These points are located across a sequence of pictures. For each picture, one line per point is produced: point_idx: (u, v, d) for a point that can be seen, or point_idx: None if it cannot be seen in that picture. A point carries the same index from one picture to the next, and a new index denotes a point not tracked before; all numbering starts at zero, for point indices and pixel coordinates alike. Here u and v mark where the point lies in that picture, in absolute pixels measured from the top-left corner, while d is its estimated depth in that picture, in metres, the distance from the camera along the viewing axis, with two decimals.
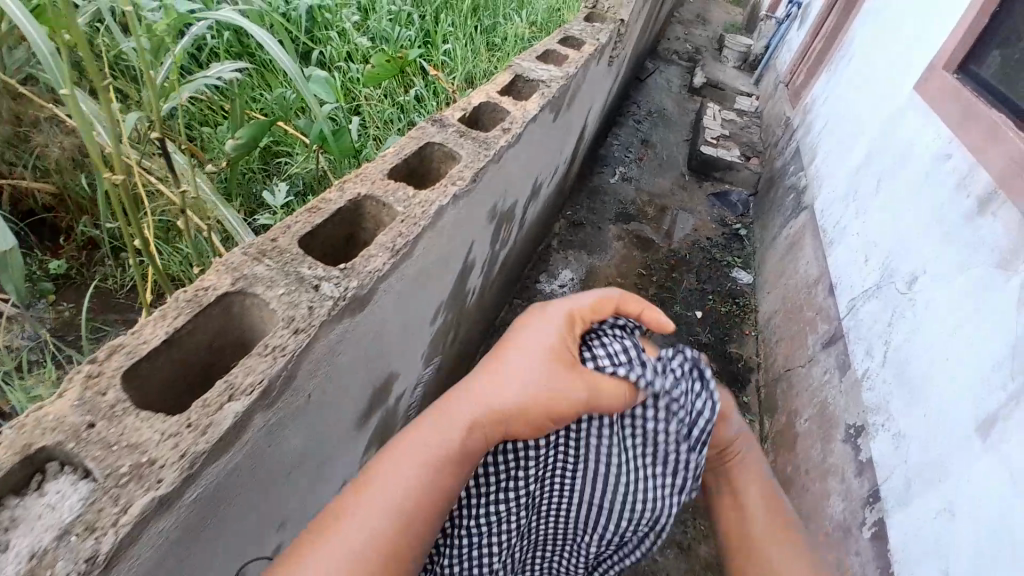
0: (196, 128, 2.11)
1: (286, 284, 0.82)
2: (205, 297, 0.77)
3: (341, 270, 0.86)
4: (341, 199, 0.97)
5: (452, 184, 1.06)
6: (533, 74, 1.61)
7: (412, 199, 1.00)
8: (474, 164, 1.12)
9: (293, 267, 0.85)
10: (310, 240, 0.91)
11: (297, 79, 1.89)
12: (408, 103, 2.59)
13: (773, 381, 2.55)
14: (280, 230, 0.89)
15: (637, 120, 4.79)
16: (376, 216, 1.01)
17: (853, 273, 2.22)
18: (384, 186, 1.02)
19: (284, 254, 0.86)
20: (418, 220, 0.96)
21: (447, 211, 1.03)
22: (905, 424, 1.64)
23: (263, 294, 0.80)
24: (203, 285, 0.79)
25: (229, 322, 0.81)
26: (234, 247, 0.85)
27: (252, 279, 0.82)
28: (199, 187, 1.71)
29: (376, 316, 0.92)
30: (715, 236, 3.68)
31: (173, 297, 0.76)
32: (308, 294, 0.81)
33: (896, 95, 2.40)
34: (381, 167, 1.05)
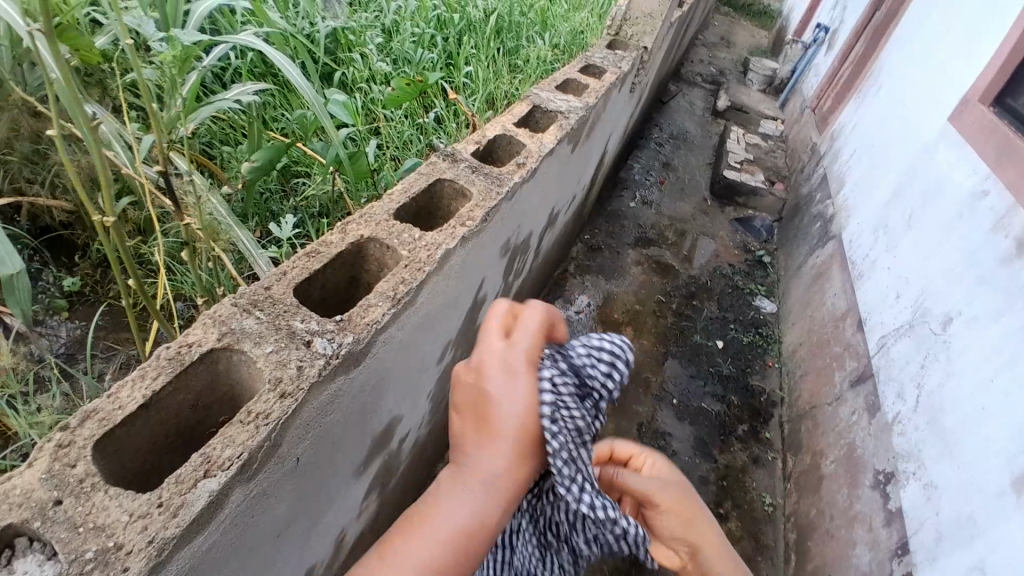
0: (216, 147, 2.10)
1: (275, 340, 0.78)
2: (188, 357, 0.73)
3: (336, 326, 0.82)
4: (342, 242, 0.93)
5: (462, 225, 1.02)
6: (552, 105, 1.57)
7: (418, 241, 0.96)
8: (485, 203, 1.08)
9: (284, 320, 0.81)
10: (308, 287, 0.88)
11: (314, 104, 1.87)
12: (428, 126, 2.59)
13: (798, 418, 2.43)
14: (276, 277, 0.85)
15: (659, 142, 4.73)
16: (379, 258, 0.97)
17: (884, 309, 2.10)
18: (390, 227, 0.98)
19: (278, 305, 0.82)
20: (422, 266, 0.92)
21: (454, 254, 0.99)
22: (937, 473, 1.48)
23: (249, 351, 0.76)
24: (191, 340, 0.75)
25: (215, 378, 0.77)
26: (225, 296, 0.81)
27: (239, 333, 0.78)
28: (215, 211, 1.68)
29: (373, 367, 0.87)
30: (737, 262, 3.59)
31: (155, 354, 0.72)
32: (298, 352, 0.77)
33: (929, 125, 2.31)
34: (388, 207, 1.00)
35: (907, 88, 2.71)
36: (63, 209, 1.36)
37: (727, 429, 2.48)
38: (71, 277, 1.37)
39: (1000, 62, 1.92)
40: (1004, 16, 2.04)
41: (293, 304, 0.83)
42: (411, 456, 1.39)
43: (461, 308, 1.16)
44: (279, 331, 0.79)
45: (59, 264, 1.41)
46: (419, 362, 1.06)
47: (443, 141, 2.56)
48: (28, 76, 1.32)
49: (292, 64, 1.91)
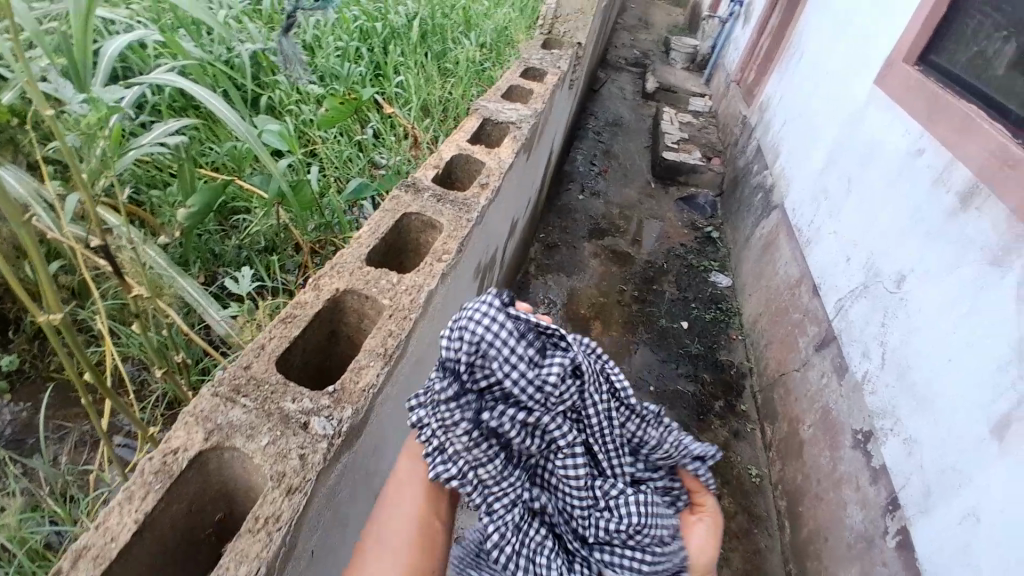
0: (144, 192, 1.95)
1: (269, 429, 0.74)
2: (176, 465, 0.68)
3: (331, 399, 0.79)
4: (318, 300, 0.91)
5: (438, 260, 1.03)
6: (501, 116, 1.54)
7: (397, 287, 0.96)
8: (457, 232, 1.09)
9: (274, 403, 0.77)
10: (289, 355, 0.85)
11: (247, 138, 1.77)
12: (367, 141, 2.51)
13: (769, 386, 2.50)
14: (253, 353, 0.82)
15: (597, 131, 4.79)
16: (359, 309, 0.95)
17: (836, 272, 2.18)
18: (364, 275, 0.97)
19: (263, 387, 0.78)
20: (407, 312, 0.92)
21: (436, 292, 0.99)
22: (914, 428, 1.55)
23: (242, 447, 0.72)
24: (175, 445, 0.70)
25: (206, 480, 0.73)
26: (203, 385, 0.76)
27: (229, 427, 0.73)
28: (152, 259, 1.56)
29: (370, 427, 0.84)
30: (688, 241, 3.66)
31: (138, 471, 0.66)
32: (297, 438, 0.73)
33: (854, 92, 2.43)
34: (359, 254, 1.00)
35: (828, 57, 2.83)
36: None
37: (704, 408, 2.52)
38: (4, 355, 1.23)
39: (920, 23, 2.03)
40: None
41: (281, 380, 0.80)
42: None
43: (443, 340, 1.13)
44: (271, 415, 0.76)
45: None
46: (410, 407, 1.03)
47: (384, 157, 2.49)
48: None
49: (218, 97, 1.80)
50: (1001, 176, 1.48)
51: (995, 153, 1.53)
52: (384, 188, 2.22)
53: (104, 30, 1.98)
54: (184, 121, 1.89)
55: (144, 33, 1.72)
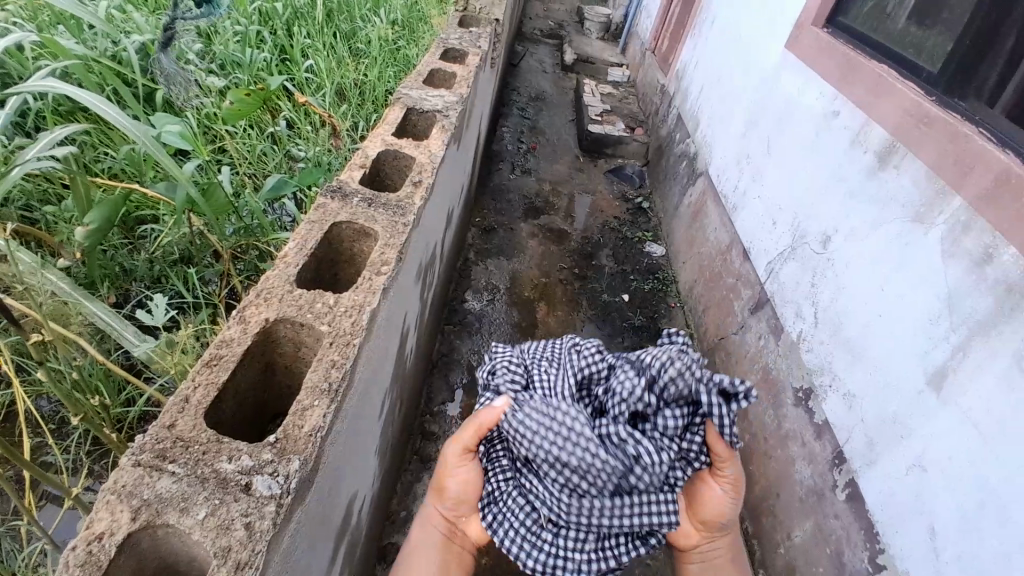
0: (37, 209, 1.73)
1: (206, 499, 0.67)
2: (104, 554, 0.60)
3: (274, 453, 0.73)
4: (246, 336, 0.84)
5: (378, 274, 0.97)
6: (426, 104, 1.46)
7: (335, 309, 0.90)
8: (394, 240, 1.04)
9: (208, 465, 0.70)
10: (218, 402, 0.78)
11: (142, 140, 1.59)
12: (281, 135, 2.34)
13: (710, 350, 2.59)
14: (174, 412, 0.74)
15: (521, 107, 4.72)
16: (295, 338, 0.89)
17: (765, 236, 2.26)
18: (296, 301, 0.90)
19: (192, 449, 0.71)
20: (350, 339, 0.87)
21: (379, 309, 0.95)
22: (852, 383, 1.64)
23: (178, 523, 0.64)
24: (98, 531, 0.62)
25: (140, 564, 0.65)
26: (123, 456, 0.68)
27: (158, 503, 0.65)
28: (54, 286, 1.40)
29: (322, 467, 0.78)
30: (621, 213, 3.71)
31: (60, 568, 0.57)
32: (239, 504, 0.67)
33: (765, 57, 2.50)
34: (286, 275, 0.93)
35: (738, 22, 2.90)
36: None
37: None
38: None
39: None
40: None
41: (214, 439, 0.73)
42: (366, 518, 1.26)
43: (388, 352, 1.08)
44: (207, 481, 0.68)
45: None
46: (361, 432, 0.97)
47: (301, 149, 2.32)
48: None
49: (106, 102, 1.60)
50: (916, 135, 1.56)
51: (908, 113, 1.61)
52: (305, 183, 2.07)
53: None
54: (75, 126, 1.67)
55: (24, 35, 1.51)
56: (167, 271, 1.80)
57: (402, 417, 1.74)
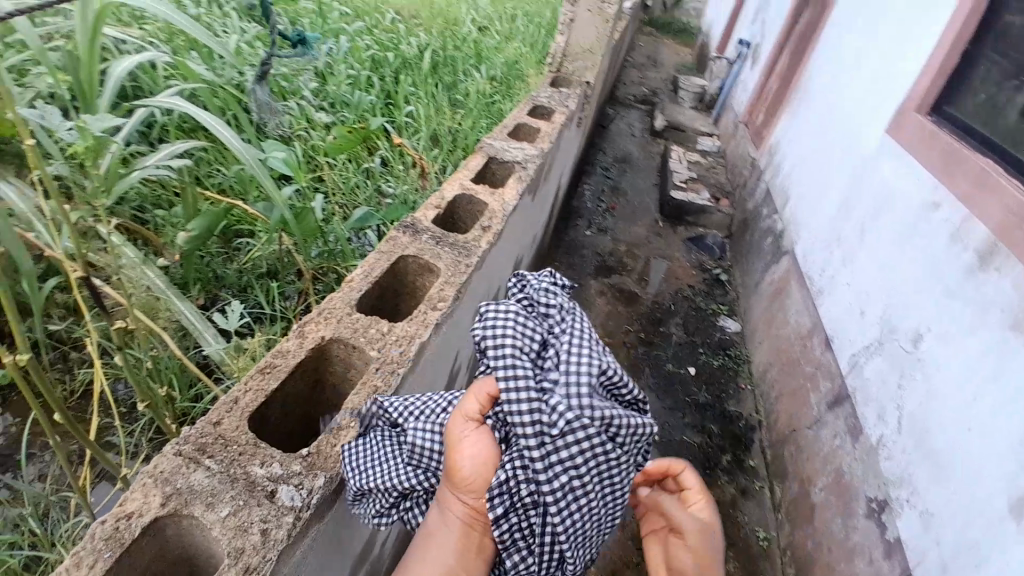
0: (149, 211, 1.94)
1: (232, 498, 0.71)
2: (128, 534, 0.65)
3: (303, 466, 0.77)
4: (301, 349, 0.89)
5: (433, 309, 1.01)
6: (507, 155, 1.53)
7: (386, 337, 0.94)
8: (455, 278, 1.07)
9: (240, 466, 0.75)
10: (264, 408, 0.83)
11: (250, 163, 1.76)
12: (375, 171, 2.50)
13: (779, 440, 2.41)
14: (224, 409, 0.79)
15: (605, 167, 4.80)
16: (345, 358, 0.94)
17: (850, 325, 2.12)
18: (352, 324, 0.95)
19: (229, 448, 0.76)
20: (396, 366, 0.90)
21: (429, 342, 0.97)
22: (932, 500, 1.49)
23: (202, 517, 0.69)
24: (129, 509, 0.67)
25: (160, 550, 0.70)
26: (168, 444, 0.74)
27: (187, 494, 0.70)
28: (151, 281, 1.55)
29: (350, 489, 0.81)
30: (696, 283, 3.62)
31: (89, 537, 0.63)
32: (260, 510, 0.71)
33: (864, 140, 2.41)
34: (349, 298, 0.98)
35: (837, 104, 2.83)
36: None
37: (711, 462, 2.43)
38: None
39: (930, 74, 2.03)
40: (922, 34, 2.19)
41: (251, 442, 0.78)
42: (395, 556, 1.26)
43: (434, 387, 1.10)
44: (237, 480, 0.73)
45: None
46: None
47: (391, 186, 2.47)
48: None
49: (223, 123, 1.80)
50: (1019, 236, 1.45)
51: (1013, 213, 1.49)
52: (389, 218, 2.19)
53: (111, 47, 2.00)
54: (195, 143, 1.87)
55: (154, 54, 1.72)
56: (252, 283, 1.94)
57: None
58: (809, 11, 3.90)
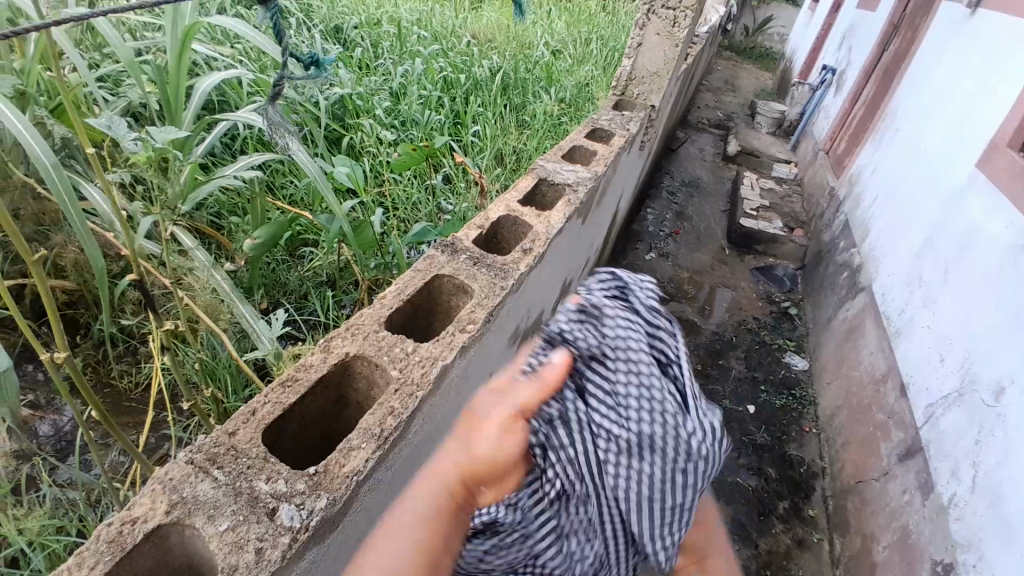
0: (224, 217, 2.07)
1: (233, 511, 0.71)
2: (130, 539, 0.66)
3: (306, 486, 0.75)
4: (325, 364, 0.90)
5: (462, 332, 1.00)
6: (557, 178, 1.54)
7: (411, 357, 0.94)
8: (488, 300, 1.07)
9: (246, 481, 0.74)
10: (282, 421, 0.84)
11: (314, 176, 1.84)
12: (438, 188, 2.54)
13: (843, 492, 2.21)
14: (242, 421, 0.81)
15: (671, 191, 4.69)
16: (369, 377, 0.94)
17: (927, 372, 1.93)
18: (380, 344, 0.96)
19: (238, 461, 0.76)
20: (415, 389, 0.89)
21: (454, 366, 0.97)
22: (1000, 567, 1.36)
23: (200, 528, 0.69)
24: (136, 515, 0.69)
25: (166, 555, 0.71)
26: (182, 451, 0.76)
27: (191, 504, 0.71)
28: (218, 284, 1.62)
29: (357, 509, 0.80)
30: (762, 316, 3.43)
31: (93, 537, 0.65)
32: (257, 527, 0.70)
33: (952, 173, 2.22)
34: (378, 314, 1.00)
35: (924, 133, 2.64)
36: (63, 288, 1.56)
37: (765, 508, 2.26)
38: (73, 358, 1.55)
39: None
40: (1022, 64, 2.01)
41: (261, 456, 0.78)
42: None
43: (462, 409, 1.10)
44: (241, 494, 0.73)
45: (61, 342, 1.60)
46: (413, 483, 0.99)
47: (451, 204, 2.49)
48: (55, 178, 1.21)
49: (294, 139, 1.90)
50: None
51: None
52: (445, 233, 2.21)
53: (202, 63, 2.19)
54: (273, 155, 1.97)
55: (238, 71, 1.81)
56: (312, 291, 2.01)
57: None
58: (897, 39, 3.68)
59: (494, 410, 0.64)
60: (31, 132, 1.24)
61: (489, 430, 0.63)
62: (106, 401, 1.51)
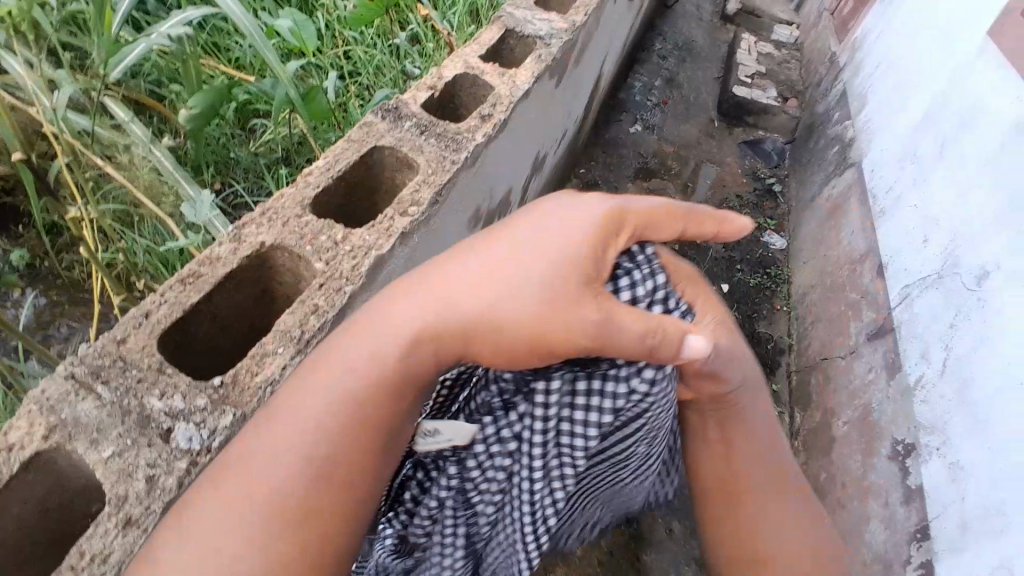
0: (165, 86, 1.81)
1: (119, 429, 0.79)
2: (5, 470, 0.74)
3: (208, 402, 0.83)
4: (236, 256, 0.97)
5: (397, 221, 1.07)
6: (527, 29, 1.52)
7: (341, 249, 1.01)
8: (432, 179, 1.14)
9: (137, 397, 0.81)
10: (188, 320, 0.91)
11: (252, 36, 1.60)
12: (402, 48, 2.20)
13: (807, 369, 2.29)
14: (132, 327, 0.86)
15: (662, 54, 4.30)
16: (291, 266, 1.02)
17: (908, 254, 1.89)
18: (294, 232, 1.02)
19: (127, 375, 0.83)
20: (347, 279, 0.98)
21: (393, 253, 1.05)
22: (964, 453, 1.41)
23: (81, 451, 0.77)
24: (13, 441, 0.76)
25: (54, 481, 0.79)
26: (60, 367, 0.81)
27: (72, 426, 0.78)
28: (159, 164, 1.44)
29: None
30: (745, 193, 3.32)
31: None
32: (146, 453, 0.78)
33: (960, 38, 2.02)
34: (297, 200, 1.05)
35: None
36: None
37: None
38: (19, 249, 1.43)
39: None
40: None
41: (153, 367, 0.84)
42: None
43: None
44: (129, 414, 0.80)
45: (6, 232, 1.46)
46: None
47: (417, 67, 2.16)
48: None
49: None
50: None
51: None
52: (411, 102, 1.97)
53: None
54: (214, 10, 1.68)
55: None
56: (267, 170, 1.78)
57: None
58: None
59: (467, 295, 0.79)
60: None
61: (518, 300, 0.76)
62: (61, 294, 1.41)
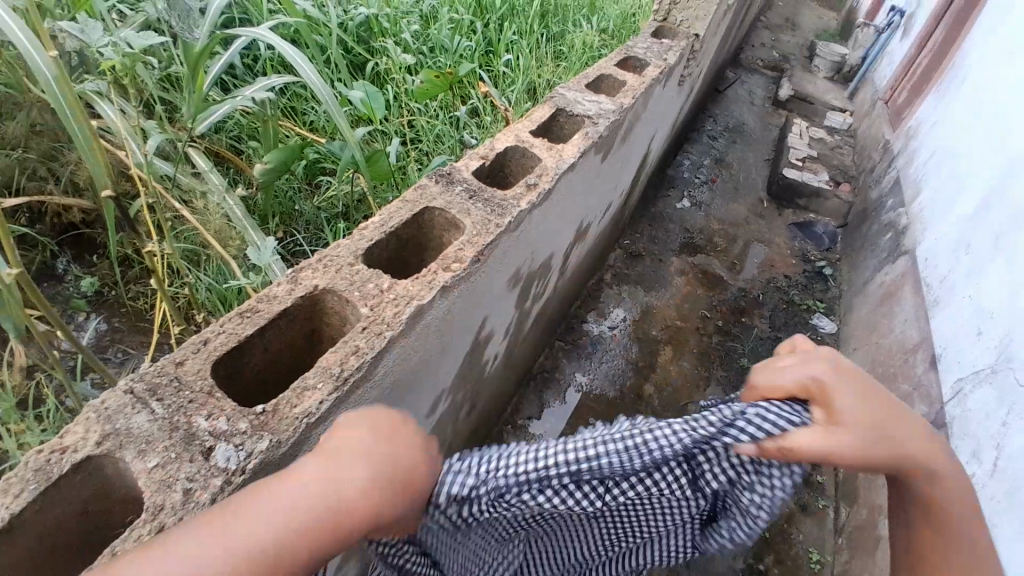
0: (244, 141, 1.99)
1: (166, 444, 0.81)
2: (56, 469, 0.76)
3: (248, 426, 0.85)
4: (292, 296, 1.03)
5: (442, 273, 1.12)
6: (577, 108, 1.62)
7: (381, 298, 1.06)
8: (477, 238, 1.20)
9: (184, 415, 0.85)
10: (243, 349, 0.96)
11: (327, 102, 1.75)
12: (463, 120, 2.36)
13: None
14: (190, 351, 0.92)
15: (713, 136, 4.41)
16: (338, 308, 1.07)
17: (962, 345, 1.80)
18: (347, 278, 1.08)
19: (181, 394, 0.87)
20: (387, 326, 1.02)
21: (433, 304, 1.09)
22: (1019, 563, 1.29)
23: (127, 460, 0.79)
24: (67, 444, 0.79)
25: (98, 488, 0.82)
26: (122, 381, 0.86)
27: (124, 436, 0.81)
28: (231, 212, 1.57)
29: (308, 448, 0.91)
30: (794, 274, 3.26)
31: (23, 466, 0.76)
32: (187, 466, 0.79)
33: (1017, 132, 2.00)
34: (353, 249, 1.13)
35: (991, 85, 2.38)
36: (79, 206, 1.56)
37: None
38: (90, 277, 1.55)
39: None
40: None
41: (205, 391, 0.88)
42: None
43: (442, 348, 1.25)
44: (177, 429, 0.83)
45: (81, 261, 1.60)
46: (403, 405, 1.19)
47: (474, 137, 2.31)
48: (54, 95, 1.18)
49: (306, 59, 1.79)
50: None
51: None
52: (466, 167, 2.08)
53: None
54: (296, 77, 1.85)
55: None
56: (327, 223, 1.91)
57: (472, 418, 1.77)
58: None
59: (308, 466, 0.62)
60: (23, 32, 1.16)
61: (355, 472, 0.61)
62: (121, 320, 1.52)
